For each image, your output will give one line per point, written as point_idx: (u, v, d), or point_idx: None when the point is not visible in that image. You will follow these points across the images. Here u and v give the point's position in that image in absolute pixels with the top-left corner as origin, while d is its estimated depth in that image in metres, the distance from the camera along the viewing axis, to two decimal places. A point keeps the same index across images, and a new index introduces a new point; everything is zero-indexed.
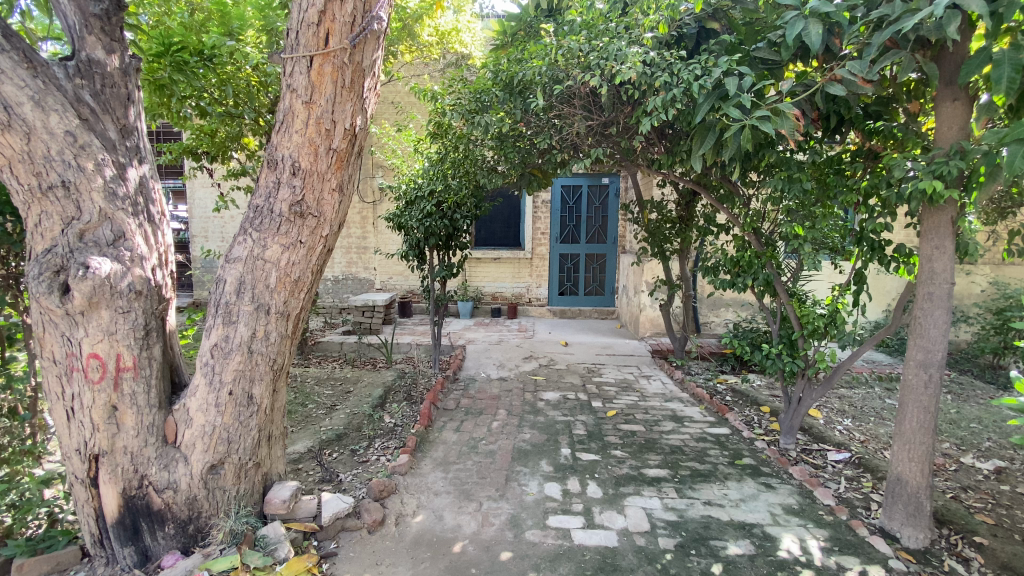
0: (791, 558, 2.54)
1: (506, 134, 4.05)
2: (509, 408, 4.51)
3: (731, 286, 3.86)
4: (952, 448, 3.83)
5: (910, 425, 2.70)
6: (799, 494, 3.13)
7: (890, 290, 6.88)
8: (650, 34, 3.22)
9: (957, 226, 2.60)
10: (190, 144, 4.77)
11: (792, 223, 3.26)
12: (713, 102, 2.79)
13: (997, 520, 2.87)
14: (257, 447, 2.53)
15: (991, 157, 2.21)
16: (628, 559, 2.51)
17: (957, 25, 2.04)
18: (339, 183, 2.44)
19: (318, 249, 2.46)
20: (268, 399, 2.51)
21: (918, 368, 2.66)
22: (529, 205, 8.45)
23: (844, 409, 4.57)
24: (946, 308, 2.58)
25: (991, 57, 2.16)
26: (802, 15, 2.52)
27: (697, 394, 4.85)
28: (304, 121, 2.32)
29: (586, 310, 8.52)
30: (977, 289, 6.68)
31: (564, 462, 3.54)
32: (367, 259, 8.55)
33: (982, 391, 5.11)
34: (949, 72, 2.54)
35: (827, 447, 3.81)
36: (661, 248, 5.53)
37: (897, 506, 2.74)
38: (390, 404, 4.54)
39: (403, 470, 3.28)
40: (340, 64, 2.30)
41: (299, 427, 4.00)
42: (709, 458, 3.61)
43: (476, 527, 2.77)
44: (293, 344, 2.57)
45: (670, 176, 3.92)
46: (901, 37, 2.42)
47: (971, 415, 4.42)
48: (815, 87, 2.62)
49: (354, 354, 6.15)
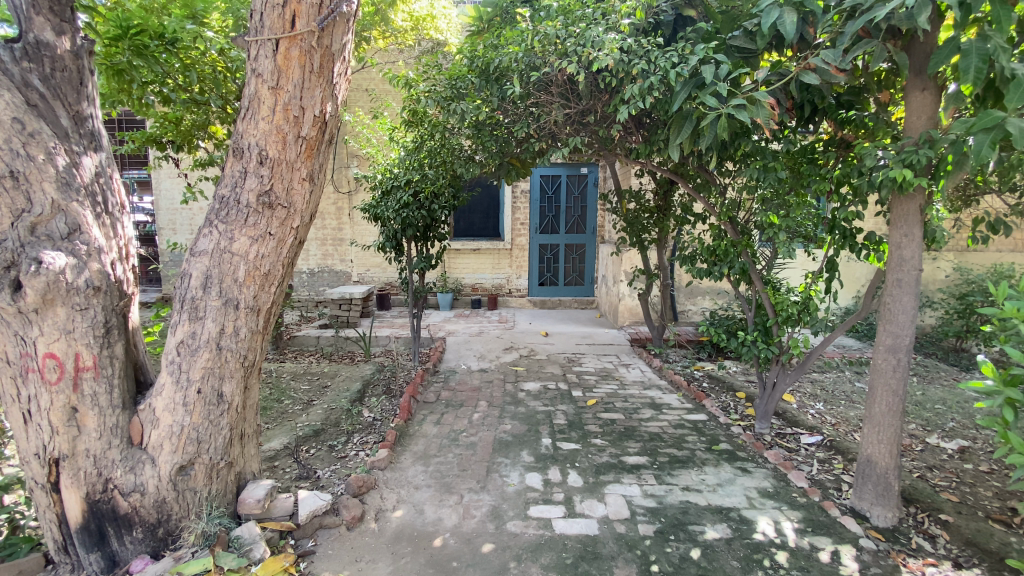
0: (766, 540, 2.60)
1: (483, 121, 3.94)
2: (490, 399, 4.51)
3: (707, 275, 3.84)
4: (918, 429, 3.96)
5: (879, 408, 2.78)
6: (773, 477, 3.20)
7: (860, 277, 7.07)
8: (628, 21, 3.14)
9: (925, 213, 2.65)
10: (154, 132, 4.50)
11: (767, 211, 3.26)
12: (690, 90, 2.78)
13: (961, 498, 2.98)
14: (229, 446, 2.45)
15: (958, 146, 2.26)
16: (609, 547, 2.53)
17: (928, 15, 2.05)
18: (309, 173, 2.35)
19: (288, 241, 2.38)
20: (239, 397, 2.44)
21: (887, 352, 2.72)
22: (508, 196, 8.41)
23: (816, 393, 4.69)
24: (914, 293, 2.64)
25: (958, 48, 2.20)
26: (777, 3, 2.50)
27: (675, 381, 4.92)
28: (271, 107, 2.23)
29: (566, 301, 8.54)
30: (942, 275, 6.92)
31: (546, 452, 3.55)
32: (343, 251, 8.39)
33: (947, 374, 5.31)
34: (919, 62, 2.58)
35: (800, 431, 3.89)
36: (639, 239, 5.55)
37: (867, 486, 2.82)
38: (369, 399, 4.46)
39: (382, 465, 3.25)
40: (308, 48, 2.21)
41: (274, 424, 3.89)
42: (687, 445, 3.67)
43: (457, 520, 2.75)
44: (265, 340, 2.49)
45: (648, 166, 3.94)
46: (874, 27, 2.43)
47: (936, 396, 4.59)
48: (790, 76, 2.61)
49: (331, 348, 6.03)
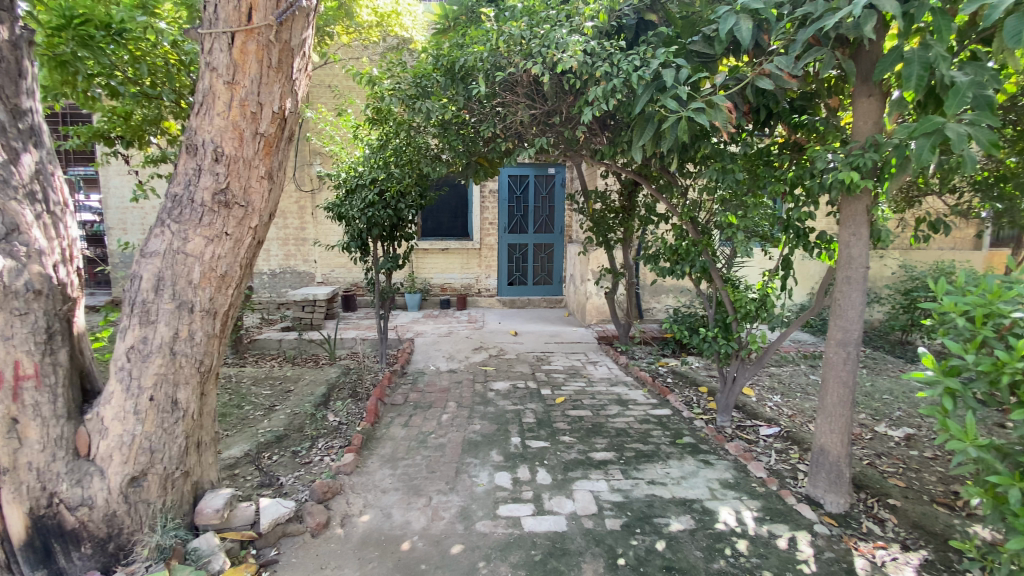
0: (727, 529, 2.68)
1: (449, 121, 3.92)
2: (459, 399, 4.49)
3: (670, 273, 3.93)
4: (868, 418, 4.18)
5: (831, 399, 2.91)
6: (734, 468, 3.31)
7: (813, 274, 7.39)
8: (591, 24, 3.18)
9: (872, 214, 2.80)
10: (101, 127, 4.26)
11: (726, 212, 3.31)
12: (651, 93, 2.85)
13: (907, 483, 3.15)
14: (185, 455, 2.35)
15: (901, 150, 2.39)
16: (577, 542, 2.56)
17: (874, 25, 2.16)
18: (268, 171, 2.28)
19: (246, 241, 2.30)
20: (195, 403, 2.34)
21: (838, 346, 2.86)
22: (477, 195, 8.39)
23: (774, 386, 4.88)
24: (862, 289, 2.79)
25: (901, 56, 2.32)
26: (733, 10, 2.59)
27: (640, 377, 5.03)
28: (227, 103, 2.16)
29: (535, 300, 8.58)
30: (888, 271, 7.30)
31: (515, 450, 3.56)
32: (307, 252, 8.18)
33: (893, 365, 5.61)
34: (866, 69, 2.71)
35: (759, 423, 4.04)
36: (605, 238, 5.64)
37: (821, 474, 2.95)
38: (334, 402, 4.37)
39: (348, 470, 3.19)
40: (266, 42, 2.14)
41: (235, 431, 3.75)
42: (652, 439, 3.75)
43: (426, 522, 2.73)
44: (223, 344, 2.41)
45: (613, 167, 4.00)
46: (823, 35, 2.54)
47: (883, 387, 4.85)
48: (747, 81, 2.71)
49: (293, 351, 5.88)
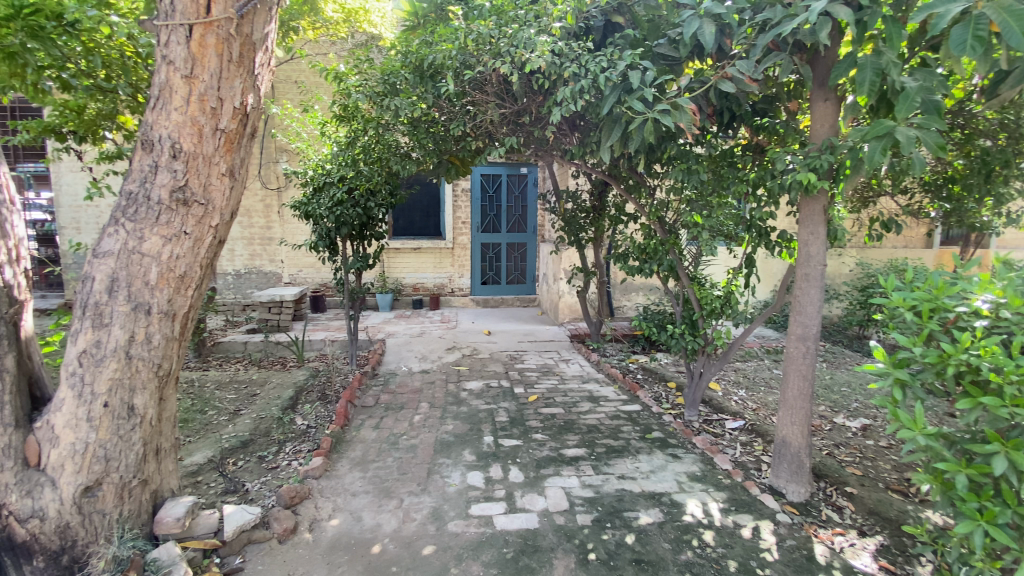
0: (694, 521, 2.75)
1: (419, 119, 3.89)
2: (431, 400, 4.45)
3: (639, 272, 4.01)
4: (827, 410, 4.35)
5: (792, 392, 3.01)
6: (701, 461, 3.40)
7: (776, 272, 7.64)
8: (559, 24, 3.20)
9: (828, 214, 2.91)
10: (52, 121, 4.03)
11: (691, 211, 3.41)
12: (618, 94, 2.90)
13: (863, 471, 3.30)
14: (143, 463, 2.26)
15: (855, 152, 2.50)
16: (549, 539, 2.59)
17: (828, 31, 2.26)
18: (229, 168, 2.22)
19: (207, 240, 2.23)
20: (154, 409, 2.26)
21: (798, 341, 2.97)
22: (449, 193, 8.33)
23: (739, 380, 5.03)
24: (819, 286, 2.90)
25: (855, 62, 2.43)
26: (697, 14, 2.65)
27: (611, 374, 5.11)
28: (185, 97, 2.09)
29: (508, 299, 8.59)
30: (846, 269, 7.61)
31: (487, 449, 3.56)
32: (273, 251, 7.98)
33: (851, 359, 5.85)
34: (822, 74, 2.82)
35: (725, 416, 4.15)
36: (577, 237, 5.69)
37: (783, 465, 3.05)
38: (302, 406, 4.28)
39: (317, 473, 3.13)
40: (226, 35, 2.08)
41: (197, 437, 3.63)
42: (622, 435, 3.81)
43: (397, 524, 2.70)
44: (182, 347, 2.33)
45: (583, 166, 4.04)
46: (781, 41, 2.63)
47: (842, 380, 5.05)
48: (709, 84, 2.78)
49: (259, 354, 5.73)
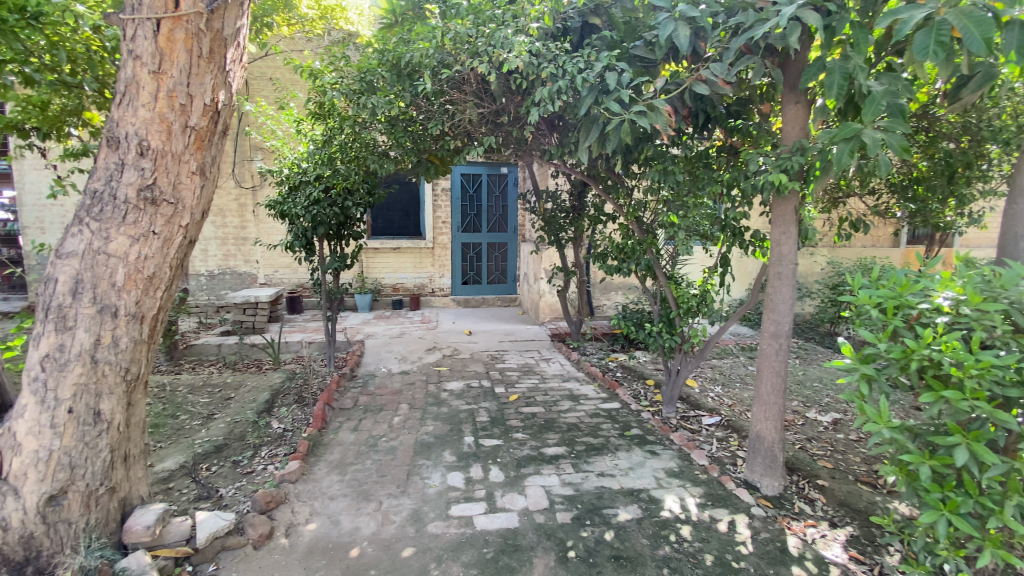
0: (672, 516, 2.79)
1: (396, 117, 3.87)
2: (411, 401, 4.42)
3: (617, 271, 4.06)
4: (800, 405, 4.46)
5: (766, 388, 3.08)
6: (678, 457, 3.45)
7: (751, 271, 7.81)
8: (536, 24, 3.23)
9: (799, 214, 2.98)
10: (12, 117, 3.65)
11: (668, 212, 3.41)
12: (595, 96, 2.93)
13: (834, 464, 3.39)
14: (110, 470, 2.19)
15: (824, 154, 2.57)
16: (529, 537, 2.59)
17: (798, 36, 2.31)
18: (200, 166, 2.17)
19: (177, 240, 2.17)
20: (122, 414, 2.19)
21: (771, 338, 3.03)
22: (429, 193, 8.28)
23: (715, 377, 5.13)
24: (791, 285, 2.97)
25: (824, 66, 2.49)
26: (672, 17, 2.69)
27: (591, 372, 5.15)
28: (153, 93, 2.03)
29: (489, 299, 8.58)
30: (817, 268, 7.82)
31: (467, 450, 3.55)
32: (248, 251, 7.82)
33: (822, 355, 6.01)
34: (793, 78, 2.89)
35: (702, 413, 4.22)
36: (557, 237, 5.71)
37: (757, 460, 3.12)
38: (278, 409, 4.20)
39: (294, 477, 3.08)
40: (195, 30, 2.03)
41: (169, 442, 3.53)
42: (602, 432, 3.84)
43: (376, 527, 2.67)
44: (151, 350, 2.26)
45: (562, 167, 4.07)
46: (754, 45, 2.68)
47: (814, 375, 5.19)
48: (684, 86, 2.82)
49: (234, 357, 5.61)
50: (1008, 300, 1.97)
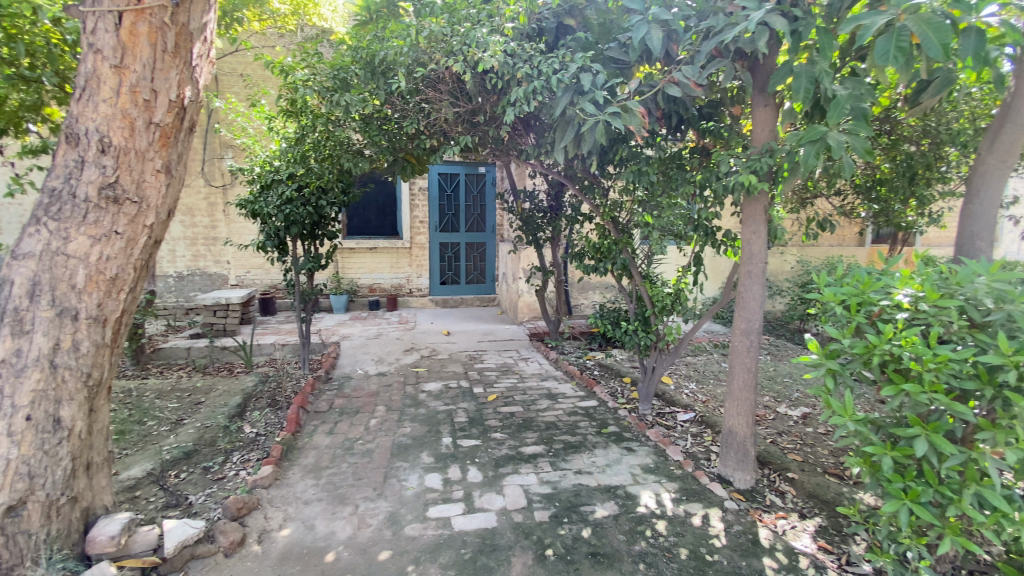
0: (648, 512, 2.83)
1: (371, 115, 3.84)
2: (388, 403, 4.37)
3: (594, 270, 4.10)
4: (771, 400, 4.57)
5: (738, 384, 3.15)
6: (654, 453, 3.50)
7: (724, 270, 7.98)
8: (511, 24, 3.23)
9: (769, 214, 3.06)
10: None
11: (643, 213, 3.54)
12: (570, 96, 2.96)
13: (804, 457, 3.49)
14: (72, 479, 2.12)
15: (792, 156, 2.64)
16: (507, 537, 2.60)
17: (766, 40, 2.37)
18: (165, 164, 2.10)
19: (141, 241, 2.10)
20: (83, 421, 2.12)
21: (742, 335, 3.11)
22: (405, 192, 8.20)
23: (690, 374, 5.23)
24: (761, 283, 3.05)
25: (792, 70, 2.54)
26: (645, 19, 2.72)
27: (569, 371, 5.19)
28: (114, 88, 1.96)
29: (467, 299, 8.56)
30: (787, 266, 8.03)
31: (445, 451, 3.53)
32: (219, 252, 7.62)
33: (792, 351, 6.19)
34: (762, 81, 2.96)
35: (677, 409, 4.30)
36: (534, 236, 5.73)
37: (730, 454, 3.19)
38: (251, 413, 4.11)
39: (267, 483, 3.02)
40: (159, 24, 1.97)
41: (135, 449, 3.41)
42: (579, 430, 3.87)
43: (352, 531, 2.64)
44: (115, 355, 2.19)
45: (538, 166, 4.08)
46: (724, 48, 2.74)
47: (784, 371, 5.34)
48: (658, 88, 2.86)
49: (204, 360, 5.46)
50: (964, 296, 2.06)
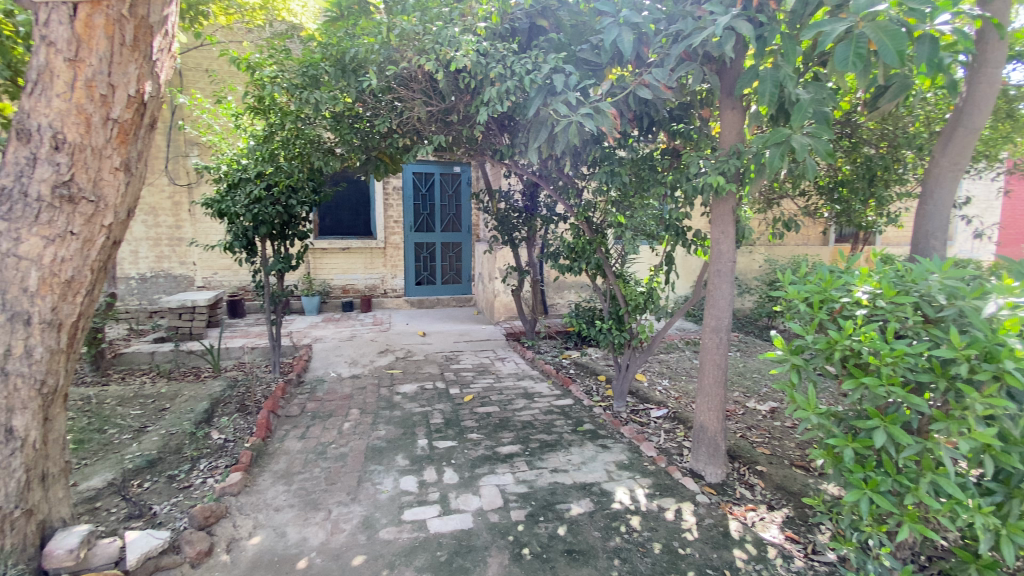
0: (622, 508, 2.87)
1: (341, 113, 3.84)
2: (362, 406, 4.31)
3: (569, 270, 4.13)
4: (740, 395, 4.70)
5: (708, 381, 3.23)
6: (629, 450, 3.55)
7: (695, 269, 8.15)
8: (483, 24, 3.23)
9: (737, 214, 3.13)
10: None
11: (616, 213, 3.61)
12: (543, 97, 2.98)
13: (772, 450, 3.59)
14: (26, 491, 2.03)
15: (758, 158, 2.71)
16: (483, 538, 2.59)
17: (733, 44, 2.43)
18: (124, 161, 2.02)
19: (99, 241, 2.01)
20: (37, 430, 2.02)
21: (712, 332, 3.18)
22: (379, 192, 8.08)
23: (662, 371, 5.32)
24: (730, 281, 3.14)
25: (757, 74, 2.63)
26: (617, 22, 2.76)
27: (545, 370, 5.22)
28: (69, 82, 1.88)
29: (443, 299, 8.51)
30: (756, 265, 8.25)
31: (421, 453, 3.51)
32: (184, 253, 7.38)
33: (760, 347, 6.37)
34: (729, 84, 3.03)
35: (650, 406, 4.37)
36: (510, 236, 5.74)
37: (701, 449, 3.26)
38: (219, 418, 3.99)
39: (236, 490, 2.94)
40: (116, 16, 1.89)
41: (95, 459, 3.27)
42: (555, 429, 3.90)
43: (325, 536, 2.59)
44: (71, 360, 2.09)
45: (513, 166, 4.09)
46: (692, 52, 2.79)
47: (753, 367, 5.49)
48: (629, 90, 2.90)
49: (169, 365, 5.28)
50: (919, 293, 2.15)
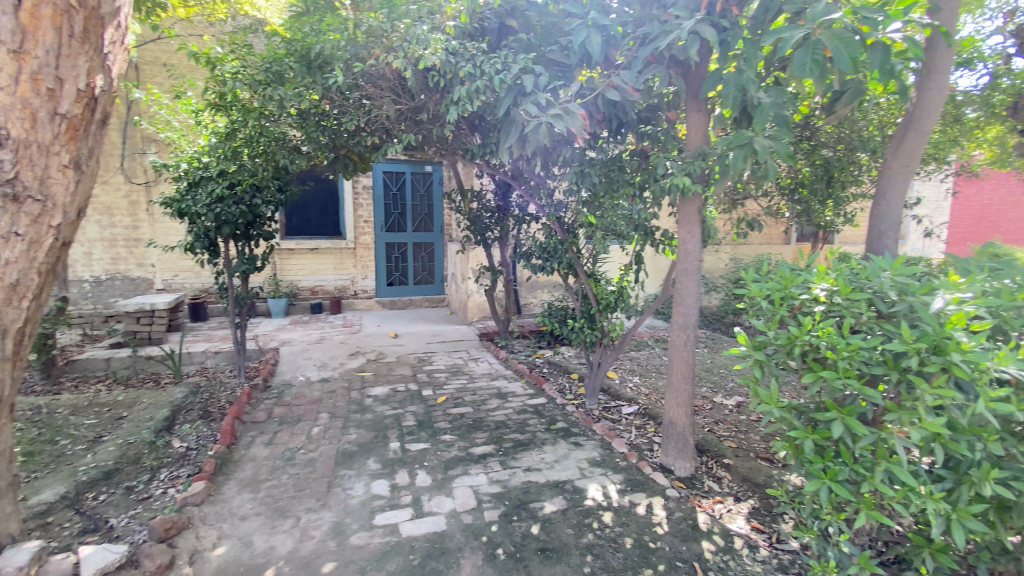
0: (595, 504, 2.91)
1: (307, 110, 3.72)
2: (332, 410, 4.23)
3: (541, 269, 4.16)
4: (708, 391, 4.82)
5: (676, 377, 3.29)
6: (601, 447, 3.60)
7: (664, 268, 8.32)
8: (451, 23, 3.24)
9: (703, 214, 3.21)
10: None
11: (586, 213, 3.63)
12: (513, 98, 2.98)
13: (738, 443, 3.70)
14: None
15: (722, 159, 2.78)
16: (456, 539, 2.58)
17: (697, 48, 2.48)
18: (73, 159, 1.93)
19: (46, 243, 1.92)
20: None
21: (680, 330, 3.24)
22: (348, 191, 7.94)
23: (633, 368, 5.41)
24: (696, 279, 3.21)
25: (721, 78, 2.70)
26: (585, 24, 2.78)
27: (518, 369, 5.24)
28: (11, 75, 1.75)
29: (415, 300, 8.43)
30: (722, 263, 8.48)
31: (393, 456, 3.46)
32: (142, 254, 7.08)
33: (727, 343, 6.56)
34: (694, 87, 3.10)
35: (622, 403, 4.44)
36: (482, 236, 5.73)
37: (671, 444, 3.33)
38: (181, 426, 3.85)
39: (199, 499, 2.84)
40: (64, 6, 1.80)
41: (46, 472, 3.10)
42: (529, 428, 3.92)
43: (293, 544, 2.53)
44: (16, 369, 1.99)
45: (484, 166, 4.08)
46: (658, 55, 2.84)
47: (719, 363, 5.65)
48: (598, 91, 2.93)
49: (126, 371, 5.06)
50: (872, 290, 2.25)
